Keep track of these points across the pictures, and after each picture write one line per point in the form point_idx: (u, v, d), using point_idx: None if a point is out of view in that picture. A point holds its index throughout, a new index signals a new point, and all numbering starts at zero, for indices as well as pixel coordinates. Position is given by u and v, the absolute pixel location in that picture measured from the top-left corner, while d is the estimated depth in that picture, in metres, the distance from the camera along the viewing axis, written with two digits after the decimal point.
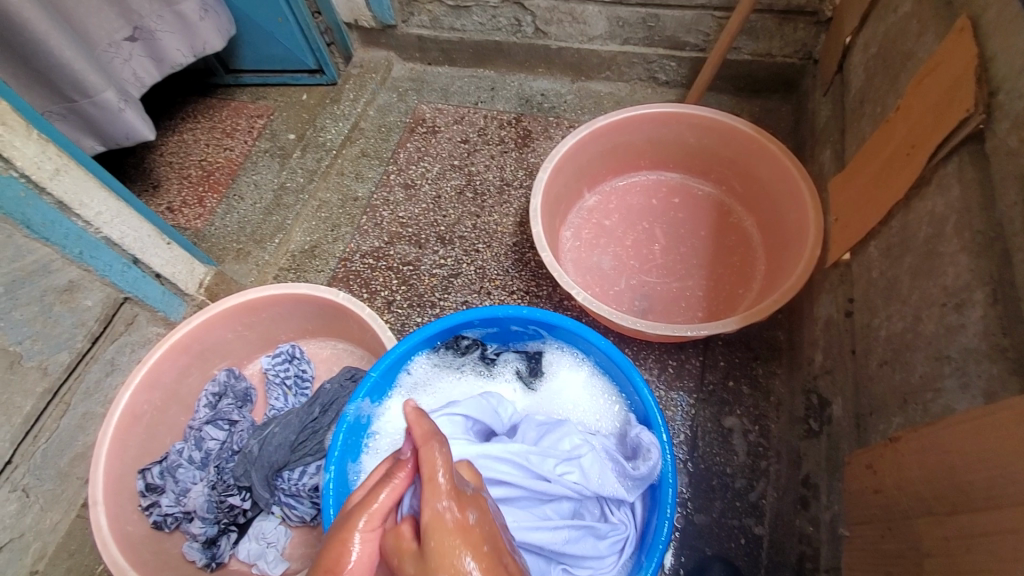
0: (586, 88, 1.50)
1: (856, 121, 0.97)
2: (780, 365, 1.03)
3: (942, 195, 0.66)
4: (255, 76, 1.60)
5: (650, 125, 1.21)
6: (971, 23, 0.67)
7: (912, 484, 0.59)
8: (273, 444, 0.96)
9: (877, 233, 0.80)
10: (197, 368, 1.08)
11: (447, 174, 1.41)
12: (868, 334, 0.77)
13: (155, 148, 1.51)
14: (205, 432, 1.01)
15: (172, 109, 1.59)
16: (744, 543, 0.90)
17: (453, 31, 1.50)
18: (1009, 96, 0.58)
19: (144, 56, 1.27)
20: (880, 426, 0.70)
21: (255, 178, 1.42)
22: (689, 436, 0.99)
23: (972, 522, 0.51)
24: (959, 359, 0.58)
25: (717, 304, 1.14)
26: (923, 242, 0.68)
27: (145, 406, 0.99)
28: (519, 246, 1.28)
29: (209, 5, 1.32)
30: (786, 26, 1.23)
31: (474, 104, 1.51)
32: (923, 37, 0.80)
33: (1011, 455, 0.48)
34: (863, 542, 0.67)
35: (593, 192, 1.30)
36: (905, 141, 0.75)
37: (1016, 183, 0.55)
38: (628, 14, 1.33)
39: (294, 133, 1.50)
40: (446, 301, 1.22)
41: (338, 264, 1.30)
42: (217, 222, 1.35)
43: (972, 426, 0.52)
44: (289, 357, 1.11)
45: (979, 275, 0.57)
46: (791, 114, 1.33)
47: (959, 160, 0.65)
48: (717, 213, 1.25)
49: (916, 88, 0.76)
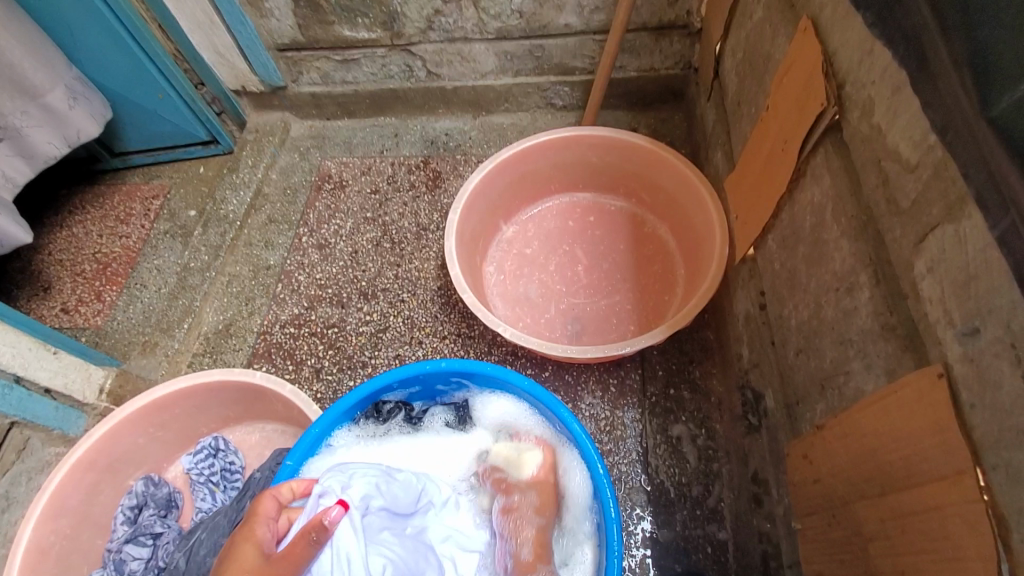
0: (488, 122, 1.51)
1: (738, 121, 1.01)
2: (714, 364, 1.04)
3: (817, 185, 0.69)
4: (143, 156, 1.52)
5: (552, 150, 1.23)
6: (812, 23, 0.71)
7: (845, 469, 0.60)
8: (200, 553, 0.85)
9: (772, 226, 0.83)
10: (109, 484, 0.98)
11: (362, 227, 1.37)
12: (782, 324, 0.79)
13: (41, 248, 1.40)
14: (125, 552, 0.92)
15: (56, 202, 1.49)
16: (711, 551, 0.90)
17: (347, 84, 1.48)
18: (853, 88, 0.62)
19: (12, 155, 1.18)
20: (807, 414, 0.71)
21: (157, 263, 1.35)
22: (640, 452, 0.98)
23: (900, 502, 0.51)
24: (860, 341, 0.59)
25: (646, 314, 1.16)
26: (810, 231, 0.70)
27: (52, 538, 0.90)
28: (445, 289, 1.25)
29: (77, 91, 1.24)
30: (662, 42, 1.29)
31: (380, 153, 1.49)
32: (777, 40, 0.84)
33: (917, 430, 0.48)
34: (815, 533, 0.67)
35: (510, 223, 1.30)
36: (779, 137, 0.79)
37: (875, 167, 0.57)
38: (515, 47, 1.36)
39: (194, 210, 1.44)
40: (378, 358, 1.18)
41: (258, 339, 1.23)
42: (118, 316, 1.27)
43: (883, 404, 0.53)
44: (212, 452, 1.02)
45: (861, 257, 0.59)
46: (684, 121, 1.39)
47: (825, 150, 0.68)
48: (632, 225, 1.27)
49: (779, 88, 0.80)
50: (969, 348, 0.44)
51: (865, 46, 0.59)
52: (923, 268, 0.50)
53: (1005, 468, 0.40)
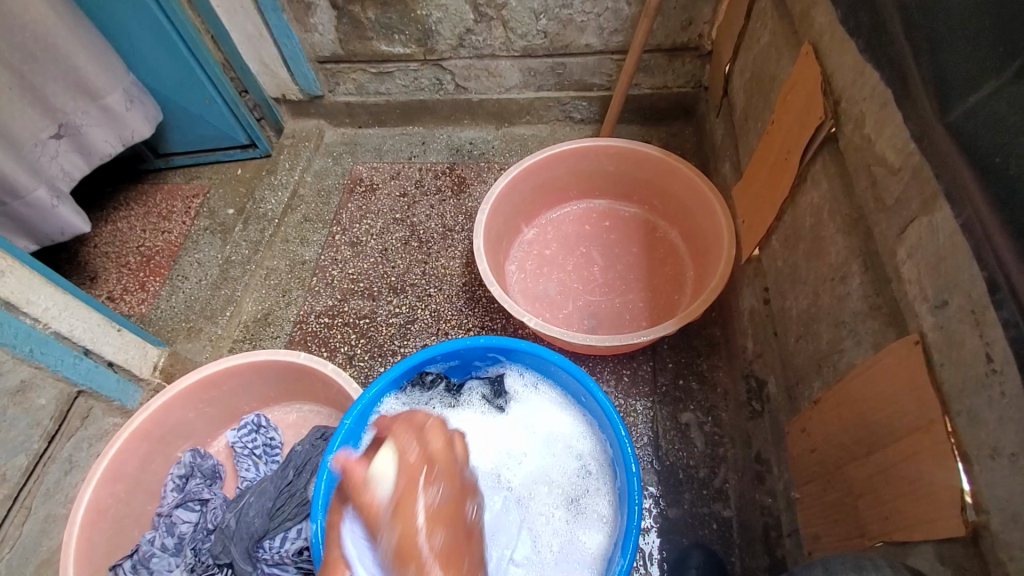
0: (510, 132, 1.62)
1: (745, 134, 1.11)
2: (720, 358, 1.13)
3: (816, 189, 0.78)
4: (185, 158, 1.62)
5: (571, 159, 1.32)
6: (813, 48, 0.81)
7: (839, 435, 0.68)
8: (250, 514, 0.92)
9: (775, 228, 0.92)
10: (160, 454, 1.05)
11: (391, 227, 1.47)
12: (784, 315, 0.87)
13: (88, 241, 1.50)
14: (176, 516, 0.98)
15: (102, 198, 1.59)
16: (716, 527, 0.97)
17: (379, 95, 1.59)
18: (847, 104, 0.71)
19: (71, 151, 1.27)
20: (806, 392, 0.79)
21: (198, 256, 1.44)
22: (651, 436, 1.06)
23: (885, 456, 0.59)
24: (852, 322, 0.68)
25: (656, 312, 1.25)
26: (809, 230, 0.79)
27: (109, 500, 0.96)
28: (469, 285, 1.34)
29: (133, 95, 1.34)
30: (675, 62, 1.40)
31: (408, 159, 1.60)
32: (782, 62, 0.94)
33: (899, 391, 0.57)
34: (811, 498, 0.75)
35: (530, 226, 1.39)
36: (782, 148, 0.88)
37: (865, 171, 0.67)
38: (538, 64, 1.47)
39: (233, 208, 1.54)
40: (406, 347, 1.26)
41: (294, 327, 1.32)
42: (162, 304, 1.36)
43: (871, 372, 0.61)
44: (255, 427, 1.10)
45: (853, 250, 0.68)
46: (694, 135, 1.49)
47: (823, 159, 0.77)
48: (644, 229, 1.36)
49: (783, 105, 0.89)
50: (940, 317, 0.52)
51: (858, 68, 0.69)
52: (904, 254, 0.59)
53: (968, 412, 0.49)
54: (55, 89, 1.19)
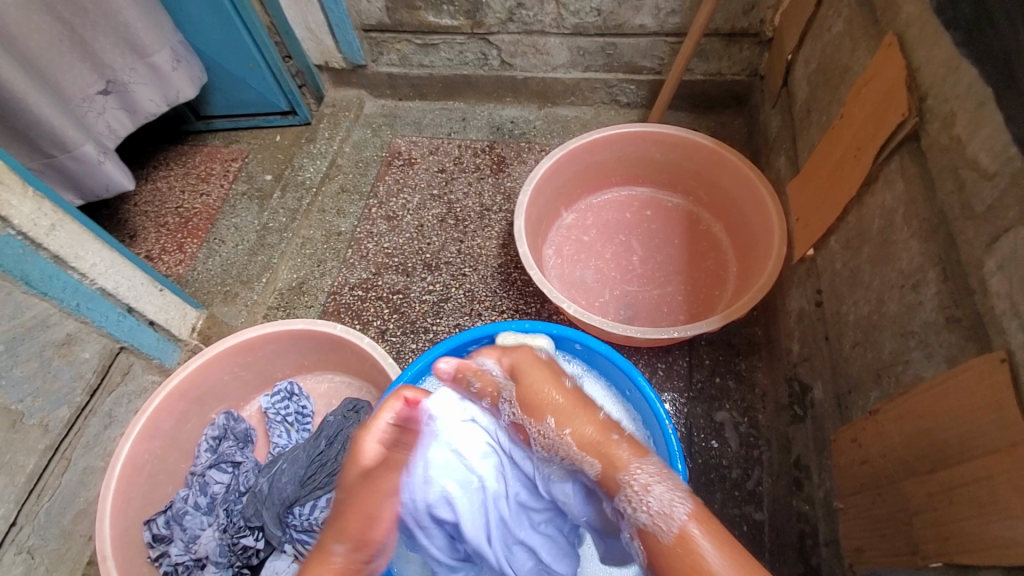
0: (552, 113, 1.58)
1: (806, 128, 1.06)
2: (760, 358, 1.10)
3: (889, 190, 0.74)
4: (225, 121, 1.62)
5: (618, 145, 1.29)
6: (897, 39, 0.76)
7: (896, 449, 0.65)
8: (282, 481, 0.93)
9: (836, 229, 0.88)
10: (195, 414, 1.07)
11: (428, 204, 1.45)
12: (838, 320, 0.84)
13: (129, 198, 1.51)
14: (209, 476, 0.99)
15: (144, 157, 1.60)
16: (747, 529, 0.95)
17: (423, 68, 1.56)
18: (935, 101, 0.67)
19: (118, 108, 1.28)
20: (859, 402, 0.76)
21: (235, 221, 1.44)
22: (684, 433, 1.04)
23: (951, 475, 0.57)
24: (922, 333, 0.65)
25: (695, 307, 1.21)
26: (878, 232, 0.76)
27: (145, 456, 0.98)
28: (505, 267, 1.33)
29: (181, 54, 1.33)
30: (732, 48, 1.34)
31: (448, 135, 1.57)
32: (857, 53, 0.89)
33: (976, 409, 0.54)
34: (857, 510, 0.73)
35: (570, 211, 1.37)
36: (851, 144, 0.84)
37: (952, 175, 0.63)
38: (588, 43, 1.42)
39: (271, 174, 1.53)
40: (438, 325, 1.26)
41: (328, 298, 1.32)
42: (199, 267, 1.36)
43: (942, 387, 0.59)
44: (288, 395, 1.11)
45: (930, 257, 0.65)
46: (744, 126, 1.44)
47: (900, 158, 0.73)
48: (687, 221, 1.33)
49: (855, 98, 0.84)
50: None
51: (952, 63, 0.64)
52: (993, 266, 0.56)
53: None
54: (104, 44, 1.18)
